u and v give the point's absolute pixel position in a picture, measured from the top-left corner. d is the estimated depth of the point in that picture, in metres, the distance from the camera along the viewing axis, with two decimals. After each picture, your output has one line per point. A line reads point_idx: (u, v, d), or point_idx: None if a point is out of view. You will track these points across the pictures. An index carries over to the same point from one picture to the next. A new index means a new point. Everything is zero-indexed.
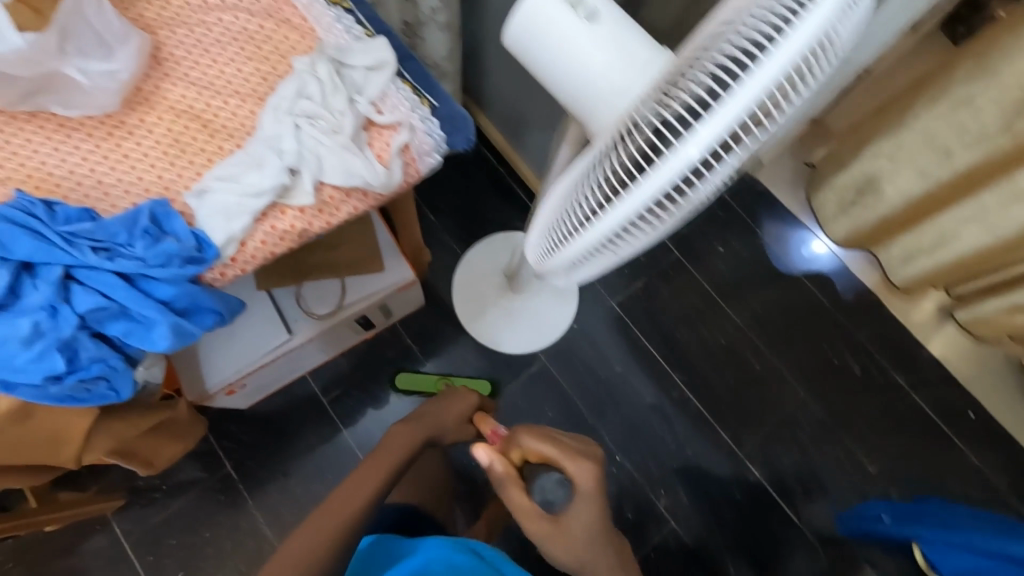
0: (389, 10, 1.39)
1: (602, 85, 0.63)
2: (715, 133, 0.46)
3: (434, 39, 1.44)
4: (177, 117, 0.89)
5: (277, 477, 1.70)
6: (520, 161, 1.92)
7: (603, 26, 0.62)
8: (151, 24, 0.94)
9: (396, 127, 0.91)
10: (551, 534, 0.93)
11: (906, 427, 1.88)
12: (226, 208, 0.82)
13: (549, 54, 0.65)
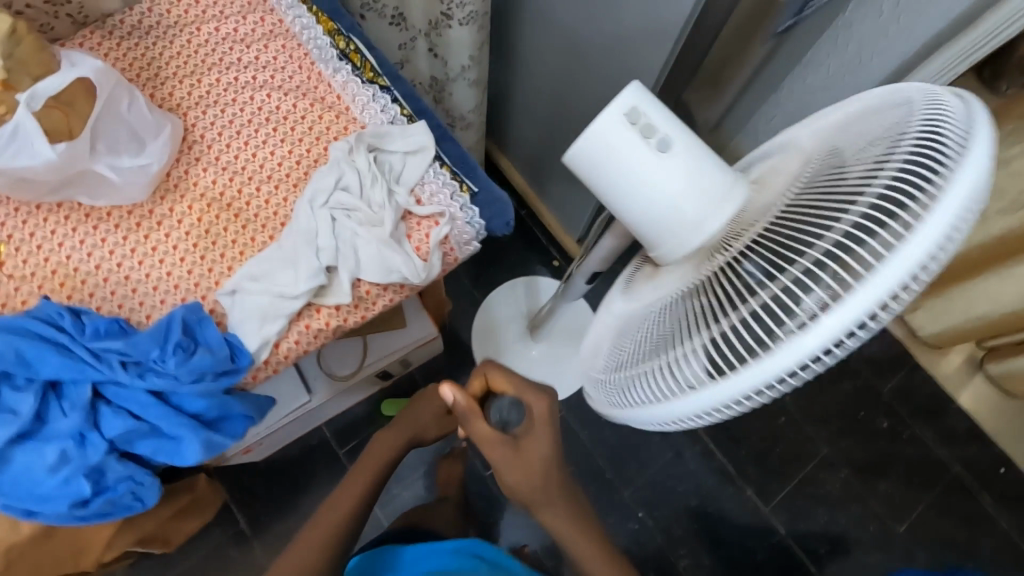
0: (417, 65, 1.34)
1: (676, 213, 0.58)
2: (812, 334, 0.40)
3: (462, 95, 1.39)
4: (208, 206, 0.86)
5: (287, 532, 1.60)
6: (541, 205, 1.85)
7: (678, 156, 0.57)
8: (182, 104, 0.91)
9: (437, 217, 0.87)
10: (508, 464, 0.73)
11: (940, 488, 1.74)
12: (261, 311, 0.77)
13: (615, 178, 0.59)
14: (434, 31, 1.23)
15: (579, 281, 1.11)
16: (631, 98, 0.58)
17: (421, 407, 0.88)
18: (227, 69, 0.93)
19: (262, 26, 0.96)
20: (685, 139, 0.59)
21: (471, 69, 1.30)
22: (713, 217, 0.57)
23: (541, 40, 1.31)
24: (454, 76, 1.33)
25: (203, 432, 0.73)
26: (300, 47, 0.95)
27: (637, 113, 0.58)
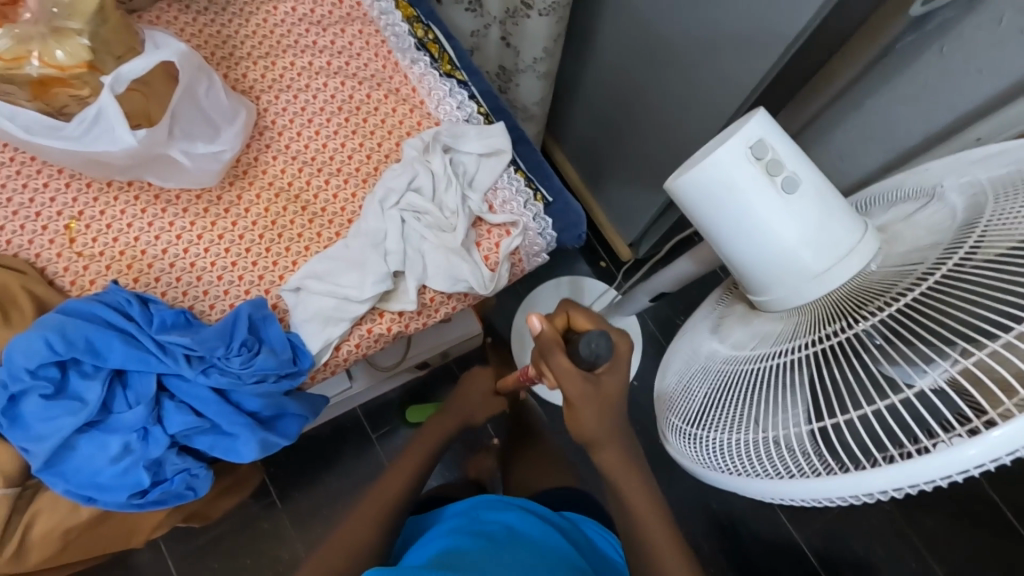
0: (487, 54, 1.27)
1: (798, 255, 0.54)
2: (986, 452, 0.35)
3: (530, 88, 1.31)
4: (276, 196, 0.83)
5: (306, 512, 1.54)
6: (593, 204, 1.75)
7: (804, 198, 0.54)
8: (255, 87, 0.88)
9: (509, 227, 0.82)
10: (590, 399, 0.64)
11: (1009, 545, 1.44)
12: (326, 313, 0.75)
13: (731, 216, 0.56)
14: (510, 20, 1.17)
15: (641, 298, 1.05)
16: (759, 131, 0.54)
17: (468, 388, 0.94)
18: (302, 52, 0.90)
19: (340, 9, 0.92)
20: (811, 179, 0.55)
21: (544, 61, 1.23)
22: (841, 265, 0.53)
23: (625, 31, 1.25)
24: (525, 66, 1.25)
25: (260, 431, 0.71)
26: (377, 33, 0.91)
27: (765, 148, 0.54)
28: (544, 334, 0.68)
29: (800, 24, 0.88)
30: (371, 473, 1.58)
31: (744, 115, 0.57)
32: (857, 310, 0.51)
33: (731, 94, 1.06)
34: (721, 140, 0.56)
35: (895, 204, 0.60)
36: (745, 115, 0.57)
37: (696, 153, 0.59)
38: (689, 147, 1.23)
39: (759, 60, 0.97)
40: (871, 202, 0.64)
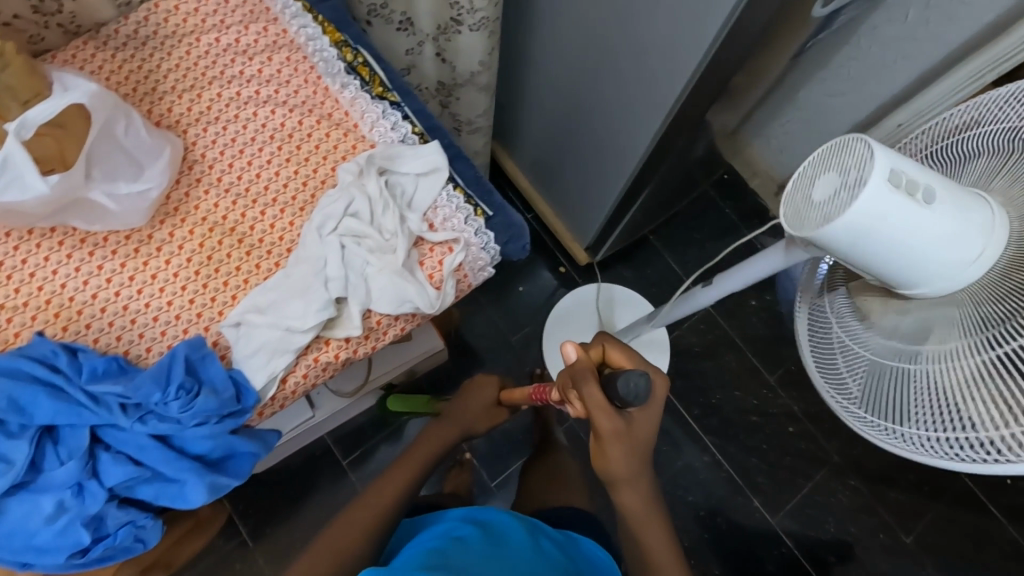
0: (425, 70, 1.27)
1: (961, 263, 0.54)
2: None
3: (472, 101, 1.33)
4: (210, 230, 0.82)
5: (281, 546, 1.50)
6: (548, 212, 1.78)
7: (944, 204, 0.53)
8: (182, 121, 0.86)
9: (451, 245, 0.83)
10: (620, 437, 0.70)
11: (967, 507, 1.50)
12: (268, 345, 0.74)
13: (887, 249, 0.54)
14: (442, 36, 1.17)
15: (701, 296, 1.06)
16: (885, 161, 0.52)
17: (473, 399, 1.00)
18: (229, 82, 0.89)
19: (266, 37, 0.92)
20: (936, 182, 0.54)
21: (481, 75, 1.24)
22: (989, 244, 0.54)
23: (561, 42, 1.27)
24: (463, 80, 1.27)
25: (207, 474, 0.69)
26: (305, 60, 0.91)
27: (897, 174, 0.52)
28: (580, 361, 0.77)
29: (715, 29, 0.91)
30: (346, 498, 1.56)
31: (844, 145, 0.56)
32: (1011, 301, 0.53)
33: (663, 97, 1.10)
34: (839, 180, 0.55)
35: (971, 163, 0.63)
36: (850, 146, 0.55)
37: (814, 193, 0.58)
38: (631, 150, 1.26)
39: (683, 64, 1.01)
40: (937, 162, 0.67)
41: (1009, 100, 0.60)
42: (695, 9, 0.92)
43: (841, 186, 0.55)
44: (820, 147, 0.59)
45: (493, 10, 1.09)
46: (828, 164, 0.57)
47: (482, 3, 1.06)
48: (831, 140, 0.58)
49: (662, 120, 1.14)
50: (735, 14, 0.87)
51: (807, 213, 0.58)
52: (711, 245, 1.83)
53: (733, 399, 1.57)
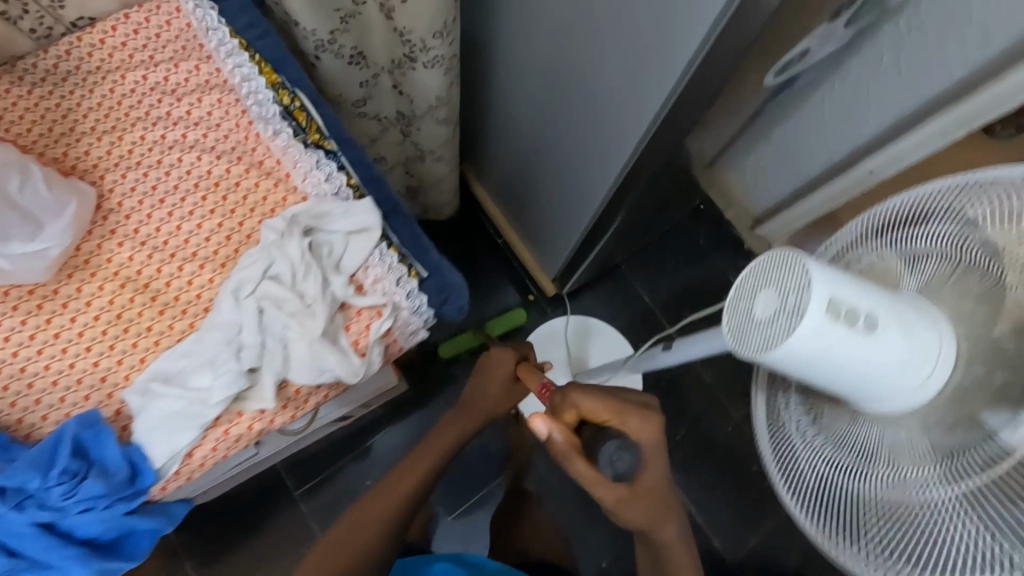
0: (382, 100, 1.22)
1: (913, 389, 0.48)
2: None
3: (431, 133, 1.28)
4: (122, 286, 0.77)
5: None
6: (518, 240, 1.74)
7: (892, 326, 0.47)
8: (99, 166, 0.81)
9: (379, 310, 0.78)
10: (625, 501, 0.69)
11: None
12: (170, 419, 0.69)
13: (832, 375, 0.49)
14: (397, 70, 1.12)
15: (656, 350, 1.12)
16: (822, 288, 0.47)
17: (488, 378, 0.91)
18: (153, 124, 0.84)
19: (197, 76, 0.86)
20: (881, 298, 0.49)
21: (440, 107, 1.20)
22: (941, 370, 0.47)
23: (526, 78, 1.23)
24: (421, 114, 1.22)
25: (93, 561, 0.68)
26: (238, 102, 0.86)
27: (837, 302, 0.47)
28: (555, 440, 0.70)
29: (671, 83, 0.87)
30: (298, 527, 1.51)
31: (782, 262, 0.51)
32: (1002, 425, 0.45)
33: (623, 141, 1.06)
34: (779, 303, 0.50)
35: (916, 265, 0.54)
36: (788, 266, 0.50)
37: (753, 309, 0.53)
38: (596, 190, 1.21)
39: (640, 112, 0.97)
40: (878, 254, 0.57)
41: (962, 195, 0.51)
42: (651, 62, 0.88)
43: (780, 310, 0.50)
44: (761, 257, 0.54)
45: (450, 49, 1.05)
46: (768, 279, 0.52)
47: (435, 42, 1.01)
48: (772, 251, 0.53)
49: (623, 163, 1.10)
50: (691, 70, 0.83)
51: (748, 331, 0.54)
52: (683, 274, 1.80)
53: (697, 436, 1.53)
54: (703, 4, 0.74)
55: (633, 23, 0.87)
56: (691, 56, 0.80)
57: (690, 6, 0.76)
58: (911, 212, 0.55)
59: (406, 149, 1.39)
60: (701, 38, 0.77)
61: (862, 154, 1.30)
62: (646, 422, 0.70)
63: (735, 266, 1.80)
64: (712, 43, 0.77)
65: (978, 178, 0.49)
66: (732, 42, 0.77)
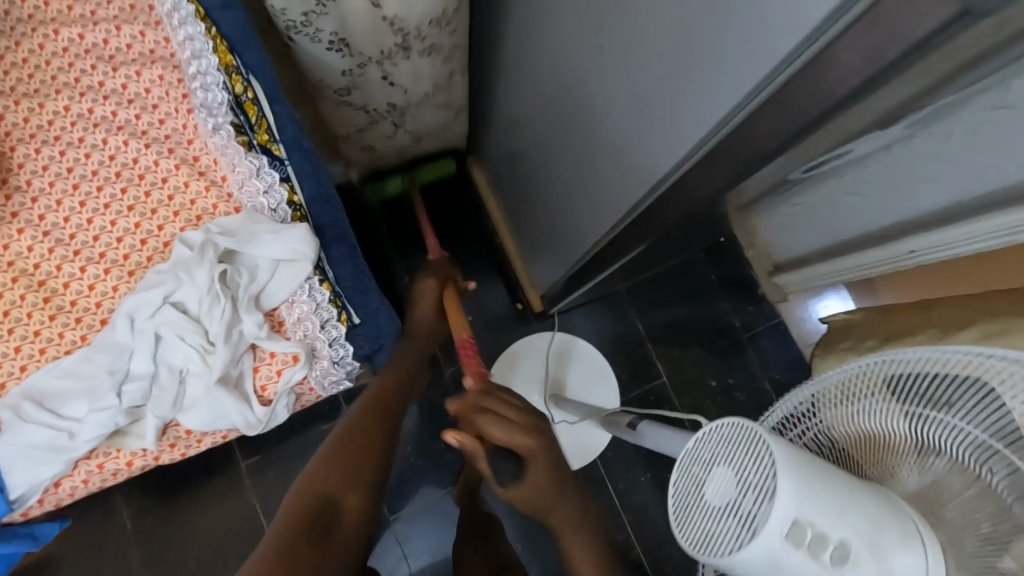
0: (371, 90, 0.95)
1: None
2: None
3: (427, 117, 1.10)
4: (13, 280, 0.68)
5: None
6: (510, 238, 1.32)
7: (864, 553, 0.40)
8: (13, 134, 0.71)
9: (295, 358, 0.69)
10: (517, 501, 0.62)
11: None
12: (34, 449, 0.62)
13: None
14: (391, 59, 0.88)
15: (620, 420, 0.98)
16: (789, 507, 0.40)
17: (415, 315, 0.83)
18: (81, 94, 0.72)
19: (141, 44, 0.74)
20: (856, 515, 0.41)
21: (444, 89, 1.02)
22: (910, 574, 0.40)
23: (517, 91, 0.93)
24: (418, 102, 1.03)
25: None
26: (180, 82, 0.74)
27: (801, 526, 0.40)
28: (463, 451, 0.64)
29: (667, 165, 0.63)
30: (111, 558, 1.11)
31: (740, 443, 0.45)
32: None
33: (606, 208, 0.81)
34: (734, 494, 0.43)
35: (896, 439, 0.44)
36: (754, 452, 0.43)
37: (704, 487, 0.46)
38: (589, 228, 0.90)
39: (631, 188, 0.72)
40: (823, 434, 0.48)
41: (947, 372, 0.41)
42: (649, 133, 0.63)
43: (728, 501, 0.43)
44: (723, 421, 0.46)
45: (454, 37, 0.90)
46: (728, 455, 0.45)
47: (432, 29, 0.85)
48: (734, 422, 0.45)
49: (604, 231, 0.86)
50: (695, 158, 0.58)
51: (693, 506, 0.47)
52: (680, 311, 1.37)
53: None
54: (722, 82, 0.49)
55: (633, 75, 0.61)
56: (698, 140, 0.56)
57: (707, 76, 0.50)
58: (853, 388, 0.46)
59: (389, 144, 1.14)
60: (713, 123, 0.52)
61: (913, 228, 0.97)
62: (528, 432, 0.62)
63: (741, 311, 1.37)
64: (729, 132, 0.52)
65: (940, 355, 0.42)
66: (761, 145, 0.51)
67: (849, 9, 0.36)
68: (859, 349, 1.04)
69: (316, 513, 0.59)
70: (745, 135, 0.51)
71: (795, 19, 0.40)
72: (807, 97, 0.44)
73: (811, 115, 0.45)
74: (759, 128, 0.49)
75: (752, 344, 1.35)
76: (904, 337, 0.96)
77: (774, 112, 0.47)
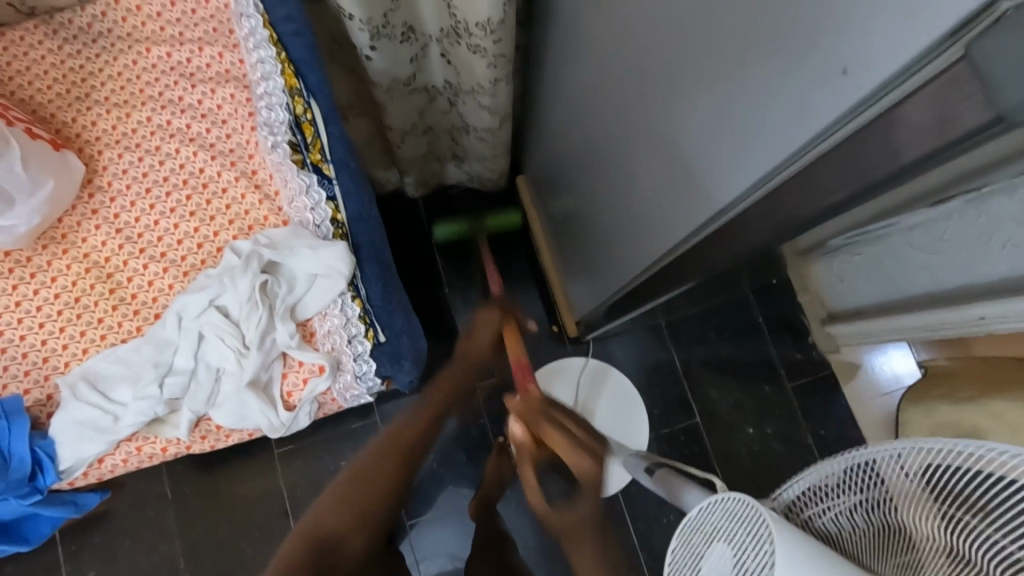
0: (432, 71, 0.93)
1: None
2: None
3: (472, 116, 1.00)
4: (86, 270, 0.75)
5: None
6: (549, 256, 1.23)
7: None
8: (102, 139, 0.79)
9: (321, 370, 0.73)
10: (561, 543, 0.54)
11: None
12: (85, 426, 0.69)
13: None
14: (448, 41, 0.86)
15: (641, 466, 0.92)
16: None
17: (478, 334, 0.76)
18: (162, 107, 0.80)
19: (218, 64, 0.81)
20: None
21: (489, 93, 0.92)
22: None
23: (566, 110, 0.91)
24: (465, 91, 0.95)
25: None
26: (248, 100, 0.80)
27: None
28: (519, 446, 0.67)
29: (710, 212, 0.61)
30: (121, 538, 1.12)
31: (743, 521, 0.43)
32: None
33: (645, 244, 0.79)
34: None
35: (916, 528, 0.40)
36: (755, 534, 0.41)
37: (700, 560, 0.45)
38: (627, 262, 0.87)
39: (665, 233, 0.72)
40: (835, 506, 0.45)
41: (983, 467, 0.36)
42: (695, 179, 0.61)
43: None
44: (727, 494, 0.45)
45: (498, 45, 0.83)
46: (730, 533, 0.43)
47: (479, 34, 0.80)
48: (738, 497, 0.43)
49: (640, 268, 0.83)
50: (737, 210, 0.57)
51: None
52: (723, 351, 1.25)
53: None
54: (767, 143, 0.48)
55: (687, 113, 0.58)
56: (740, 192, 0.54)
57: (752, 134, 0.50)
58: (877, 467, 0.42)
59: (449, 146, 1.14)
60: (757, 178, 0.51)
61: (980, 294, 0.90)
62: (585, 449, 0.61)
63: (789, 359, 1.25)
64: (769, 190, 0.51)
65: (970, 448, 0.36)
66: (793, 209, 0.51)
67: (916, 72, 0.33)
68: (954, 399, 1.00)
69: (316, 556, 0.54)
70: (804, 185, 0.47)
71: (867, 65, 0.36)
72: (839, 175, 0.44)
73: (842, 192, 0.45)
74: (791, 195, 0.49)
75: (799, 397, 1.23)
76: (999, 391, 0.92)
77: (805, 183, 0.47)
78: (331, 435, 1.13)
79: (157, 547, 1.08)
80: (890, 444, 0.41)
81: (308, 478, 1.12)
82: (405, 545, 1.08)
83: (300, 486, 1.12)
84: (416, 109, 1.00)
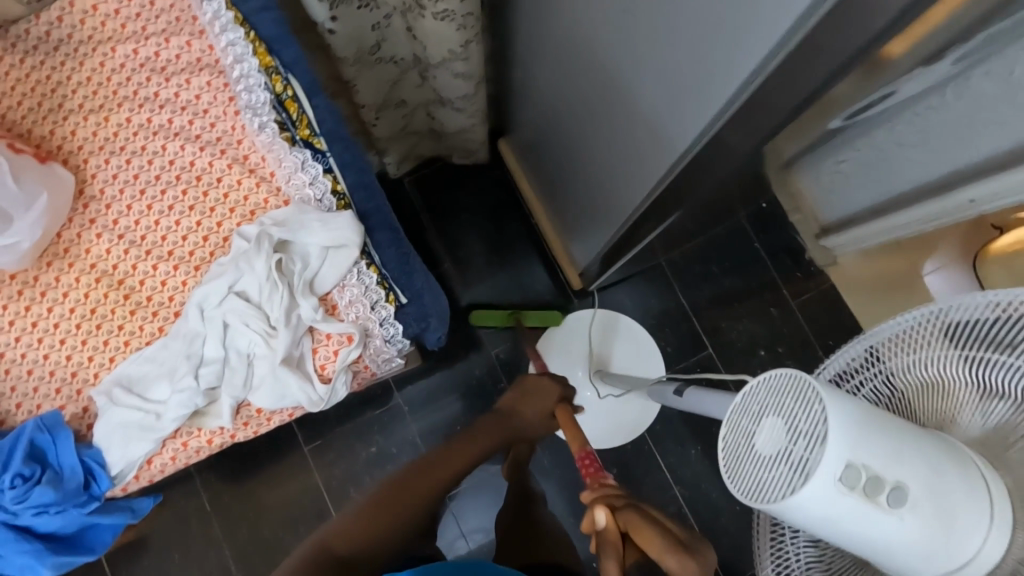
0: (398, 44, 0.92)
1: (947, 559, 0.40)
2: None
3: (447, 87, 0.98)
4: (96, 280, 0.75)
5: None
6: (542, 213, 1.24)
7: (922, 512, 0.39)
8: (85, 147, 0.78)
9: (349, 338, 0.73)
10: None
11: None
12: (127, 428, 0.70)
13: (847, 540, 0.41)
14: (411, 14, 0.85)
15: (669, 392, 0.93)
16: (841, 448, 0.39)
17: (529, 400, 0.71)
18: (140, 106, 0.78)
19: (188, 54, 0.79)
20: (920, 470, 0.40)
21: (462, 58, 0.91)
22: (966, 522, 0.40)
23: (540, 61, 0.91)
24: (436, 65, 0.93)
25: (52, 556, 0.75)
26: (226, 86, 0.78)
27: (855, 470, 0.39)
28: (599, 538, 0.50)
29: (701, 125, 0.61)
30: None
31: (793, 390, 0.42)
32: None
33: (638, 178, 0.79)
34: (786, 441, 0.42)
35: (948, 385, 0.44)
36: (805, 401, 0.41)
37: (753, 437, 0.44)
38: (620, 199, 0.87)
39: (655, 160, 0.73)
40: (869, 384, 0.47)
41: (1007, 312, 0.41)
42: (678, 98, 0.62)
43: (785, 449, 0.42)
44: (773, 372, 0.44)
45: (465, 5, 0.81)
46: (778, 405, 0.43)
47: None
48: (782, 372, 0.43)
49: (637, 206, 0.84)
50: (706, 138, 0.61)
51: (744, 458, 0.44)
52: (726, 282, 1.27)
53: None
54: (751, 41, 0.49)
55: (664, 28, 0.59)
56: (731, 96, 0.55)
57: (731, 37, 0.51)
58: (909, 337, 0.45)
59: (424, 121, 1.13)
60: (746, 76, 0.52)
61: (962, 180, 0.92)
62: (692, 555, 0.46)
63: (791, 280, 1.27)
64: (751, 95, 0.53)
65: (993, 296, 0.41)
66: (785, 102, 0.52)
67: None
68: None
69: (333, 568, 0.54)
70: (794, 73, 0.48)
71: None
72: (824, 58, 0.46)
73: (825, 77, 0.48)
74: (776, 91, 0.52)
75: (804, 316, 1.25)
76: None
77: (789, 74, 0.50)
78: (358, 423, 1.15)
79: (206, 558, 1.10)
80: (914, 312, 0.44)
81: (341, 468, 1.14)
82: (448, 518, 1.11)
83: (334, 478, 1.14)
84: (387, 82, 0.99)
